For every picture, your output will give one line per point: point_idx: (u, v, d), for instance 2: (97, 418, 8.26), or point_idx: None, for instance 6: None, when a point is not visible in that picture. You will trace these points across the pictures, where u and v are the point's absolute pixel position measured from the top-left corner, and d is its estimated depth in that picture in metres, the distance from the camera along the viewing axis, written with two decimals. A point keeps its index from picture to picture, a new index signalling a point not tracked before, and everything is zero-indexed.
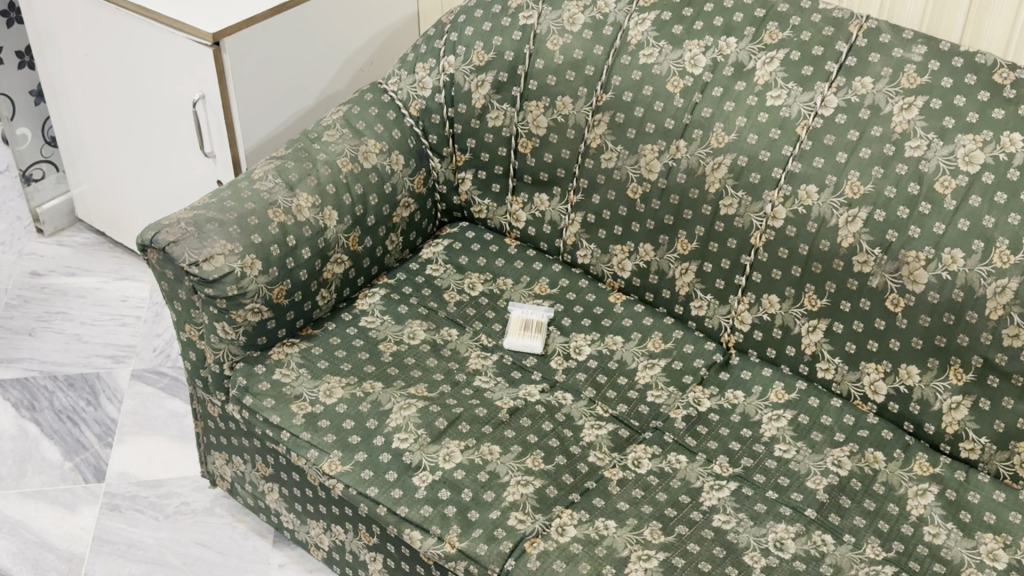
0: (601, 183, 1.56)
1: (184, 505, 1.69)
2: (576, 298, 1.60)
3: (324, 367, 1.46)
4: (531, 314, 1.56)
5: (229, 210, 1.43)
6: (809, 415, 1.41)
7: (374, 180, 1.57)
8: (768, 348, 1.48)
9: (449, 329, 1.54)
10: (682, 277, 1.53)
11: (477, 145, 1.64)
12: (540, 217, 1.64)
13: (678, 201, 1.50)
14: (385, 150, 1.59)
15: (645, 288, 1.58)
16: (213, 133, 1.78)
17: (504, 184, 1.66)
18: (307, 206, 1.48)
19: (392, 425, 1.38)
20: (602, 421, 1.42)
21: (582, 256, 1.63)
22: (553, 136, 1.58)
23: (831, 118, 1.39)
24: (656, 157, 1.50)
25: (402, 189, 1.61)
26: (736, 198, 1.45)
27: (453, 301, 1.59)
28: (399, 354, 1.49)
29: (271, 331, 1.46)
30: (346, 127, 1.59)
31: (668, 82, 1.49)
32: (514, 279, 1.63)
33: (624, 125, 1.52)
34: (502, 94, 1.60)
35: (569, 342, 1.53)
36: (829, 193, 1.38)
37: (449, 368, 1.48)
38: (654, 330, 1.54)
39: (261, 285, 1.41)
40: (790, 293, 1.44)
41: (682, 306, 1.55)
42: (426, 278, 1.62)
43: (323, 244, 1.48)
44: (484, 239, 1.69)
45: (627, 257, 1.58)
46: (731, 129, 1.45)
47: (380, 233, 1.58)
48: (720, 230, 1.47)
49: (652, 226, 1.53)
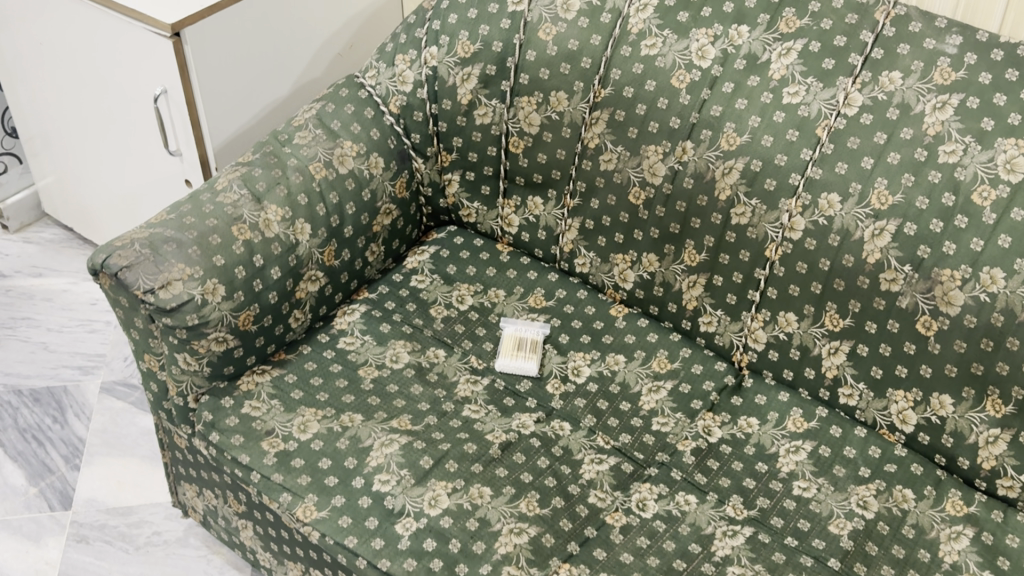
0: (600, 187, 1.42)
1: (156, 535, 1.57)
2: (574, 311, 1.47)
3: (298, 398, 1.33)
4: (525, 332, 1.43)
5: (188, 228, 1.29)
6: (830, 446, 1.28)
7: (351, 187, 1.42)
8: (785, 369, 1.35)
9: (435, 350, 1.41)
10: (690, 291, 1.39)
11: (464, 144, 1.49)
12: (534, 222, 1.50)
13: (685, 208, 1.36)
14: (363, 152, 1.45)
15: (649, 300, 1.44)
16: (177, 130, 1.63)
17: (494, 186, 1.51)
18: (277, 220, 1.34)
19: (373, 465, 1.26)
20: (603, 455, 1.30)
21: (580, 265, 1.49)
22: (547, 135, 1.44)
23: (856, 118, 1.25)
24: (660, 159, 1.36)
25: (383, 195, 1.46)
26: (749, 206, 1.31)
27: (441, 317, 1.46)
28: (380, 381, 1.36)
29: (239, 359, 1.33)
30: (320, 126, 1.44)
31: (673, 76, 1.34)
32: (506, 291, 1.49)
33: (625, 124, 1.38)
34: (490, 89, 1.45)
35: (567, 362, 1.41)
36: (854, 202, 1.24)
37: (435, 396, 1.35)
38: (659, 348, 1.41)
39: (226, 312, 1.27)
40: (809, 312, 1.30)
41: (690, 322, 1.41)
42: (411, 291, 1.49)
43: (294, 261, 1.35)
44: (474, 245, 1.55)
45: (629, 267, 1.44)
46: (744, 130, 1.30)
47: (359, 245, 1.44)
48: (732, 240, 1.34)
49: (656, 234, 1.40)
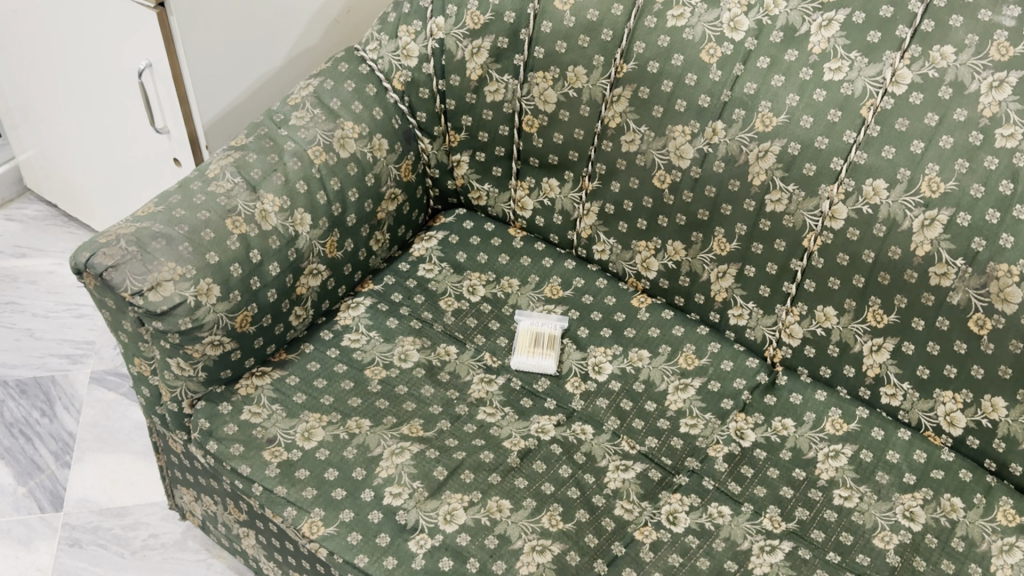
0: (622, 170, 1.32)
1: (153, 538, 1.49)
2: (594, 302, 1.38)
3: (301, 402, 1.24)
4: (542, 326, 1.34)
5: (178, 222, 1.19)
6: (872, 450, 1.20)
7: (354, 171, 1.32)
8: (822, 366, 1.26)
9: (446, 346, 1.32)
10: (719, 282, 1.30)
11: (474, 123, 1.39)
12: (550, 206, 1.41)
13: (714, 193, 1.26)
14: (365, 133, 1.34)
15: (674, 291, 1.35)
16: (164, 106, 1.52)
17: (507, 167, 1.41)
18: (274, 211, 1.24)
19: (383, 476, 1.17)
20: (628, 461, 1.21)
21: (599, 252, 1.40)
22: (564, 113, 1.33)
23: (904, 97, 1.14)
24: (688, 140, 1.26)
25: (387, 179, 1.36)
26: (786, 192, 1.21)
27: (451, 310, 1.36)
28: (388, 382, 1.27)
29: (237, 362, 1.23)
30: (318, 105, 1.33)
31: (702, 50, 1.23)
32: (520, 280, 1.40)
33: (650, 102, 1.28)
34: (502, 64, 1.34)
35: (587, 359, 1.32)
36: (901, 189, 1.15)
37: (448, 399, 1.26)
38: (685, 342, 1.32)
39: (221, 314, 1.18)
40: (850, 306, 1.21)
41: (718, 314, 1.32)
42: (419, 282, 1.39)
43: (294, 255, 1.25)
44: (485, 230, 1.45)
45: (653, 255, 1.35)
46: (781, 109, 1.20)
47: (362, 234, 1.34)
48: (766, 229, 1.24)
49: (683, 221, 1.30)
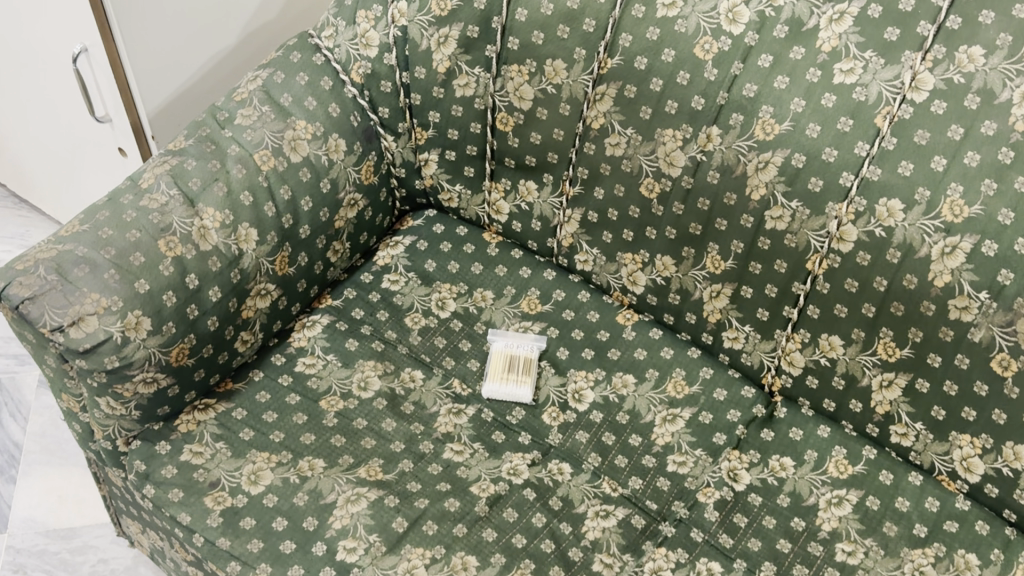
0: (606, 175, 1.19)
1: (102, 563, 1.39)
2: (575, 319, 1.25)
3: (248, 440, 1.12)
4: (517, 348, 1.21)
5: (104, 244, 1.06)
6: (879, 497, 1.08)
7: (307, 177, 1.18)
8: (825, 399, 1.14)
9: (411, 371, 1.20)
10: (713, 302, 1.17)
11: (442, 119, 1.24)
12: (527, 210, 1.27)
13: (708, 206, 1.13)
14: (320, 134, 1.20)
15: (663, 308, 1.22)
16: (103, 93, 1.37)
17: (479, 168, 1.27)
18: (215, 227, 1.11)
19: (336, 527, 1.05)
20: (609, 506, 1.10)
21: (581, 262, 1.27)
22: (542, 111, 1.19)
23: (925, 105, 0.99)
24: (679, 147, 1.12)
25: (346, 184, 1.22)
26: (789, 209, 1.08)
27: (418, 328, 1.24)
28: (346, 415, 1.15)
29: (176, 398, 1.11)
30: (266, 102, 1.19)
31: (696, 44, 1.08)
32: (494, 293, 1.27)
33: (637, 102, 1.13)
34: (472, 55, 1.19)
35: (567, 386, 1.20)
36: (919, 211, 1.01)
37: (412, 434, 1.14)
38: (675, 366, 1.20)
39: (153, 349, 1.05)
40: (858, 337, 1.08)
41: (711, 336, 1.20)
42: (383, 295, 1.26)
43: (237, 277, 1.12)
44: (457, 235, 1.32)
45: (640, 268, 1.21)
46: (784, 115, 1.06)
47: (318, 246, 1.21)
48: (766, 247, 1.11)
49: (673, 234, 1.17)
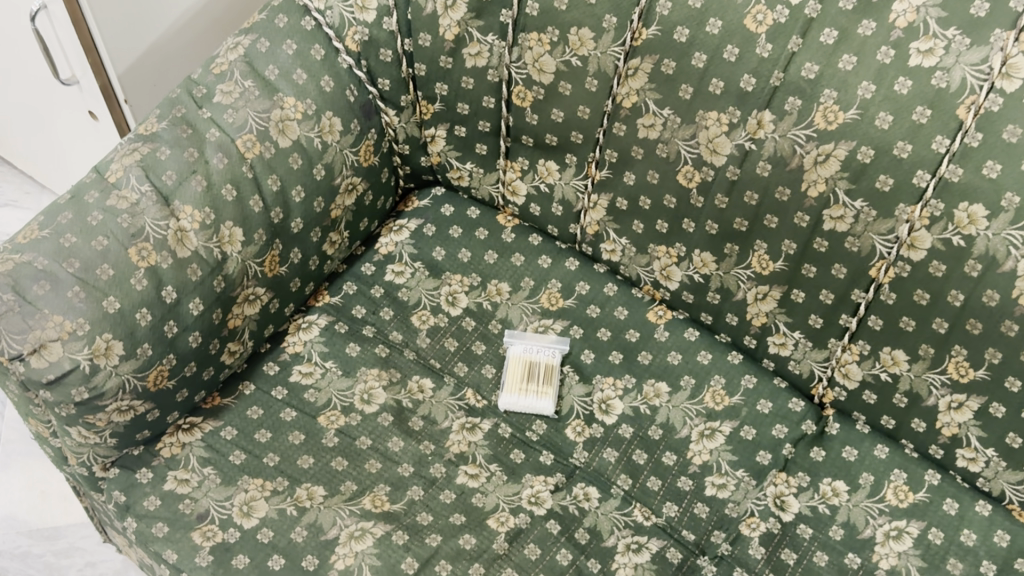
0: (638, 159, 1.04)
1: (90, 566, 1.29)
2: (601, 316, 1.12)
3: (239, 464, 1.01)
4: (537, 353, 1.09)
5: (67, 256, 0.92)
6: (942, 530, 0.97)
7: (298, 164, 1.04)
8: (883, 416, 1.02)
9: (419, 380, 1.08)
10: (758, 304, 1.04)
11: (451, 92, 1.09)
12: (547, 192, 1.13)
13: (757, 201, 0.99)
14: (311, 112, 1.05)
15: (701, 307, 1.09)
16: (67, 53, 1.21)
17: (493, 145, 1.12)
18: (194, 229, 0.97)
19: (339, 569, 0.94)
20: (642, 538, 0.99)
21: (608, 251, 1.13)
22: (565, 85, 1.04)
23: (1018, 95, 0.83)
24: (724, 132, 0.98)
25: (343, 168, 1.08)
26: (852, 209, 0.94)
27: (426, 328, 1.11)
28: (348, 434, 1.04)
29: (157, 421, 0.99)
30: (249, 75, 1.03)
31: (747, 15, 0.93)
32: (511, 285, 1.14)
33: (676, 79, 0.98)
34: (485, 20, 1.03)
35: (593, 395, 1.08)
36: (1006, 220, 0.86)
37: (421, 455, 1.03)
38: (713, 373, 1.08)
39: (126, 375, 0.93)
40: (926, 353, 0.96)
41: (755, 340, 1.07)
42: (387, 290, 1.13)
43: (222, 285, 0.99)
44: (468, 218, 1.18)
45: (675, 263, 1.08)
46: (850, 102, 0.91)
47: (313, 240, 1.08)
48: (823, 250, 0.97)
49: (715, 230, 1.03)
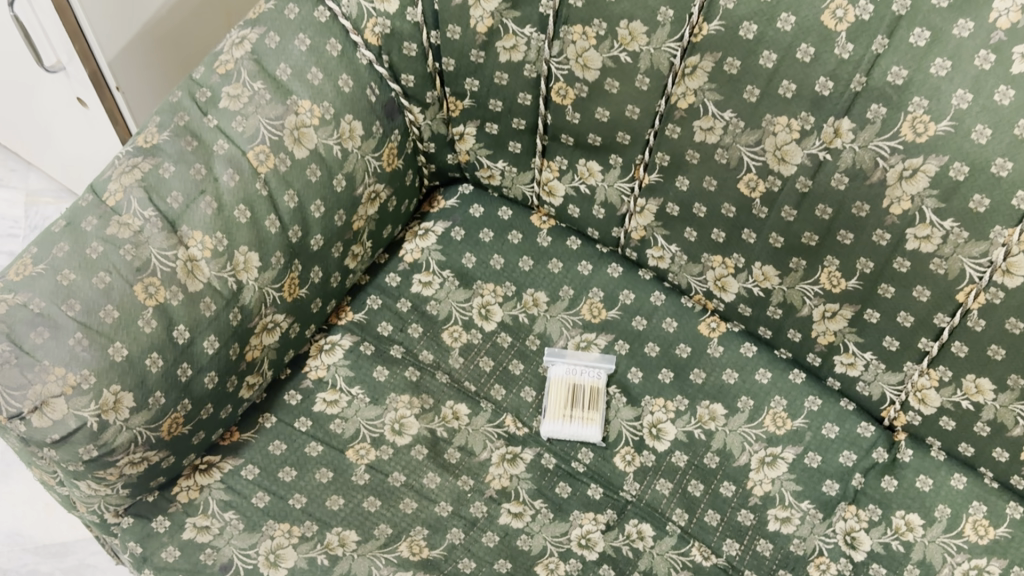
0: (693, 164, 0.94)
1: None
2: (648, 329, 1.03)
3: (262, 507, 0.93)
4: (582, 375, 1.00)
5: (66, 296, 0.82)
6: None
7: (316, 176, 0.93)
8: (961, 443, 0.94)
9: (454, 406, 0.99)
10: (826, 322, 0.95)
11: (482, 88, 0.99)
12: (588, 194, 1.03)
13: (830, 215, 0.89)
14: (329, 117, 0.94)
15: (759, 321, 1.00)
16: (50, 38, 1.09)
17: (528, 143, 1.02)
18: (205, 257, 0.87)
19: None
20: None
21: (655, 258, 1.04)
22: (611, 83, 0.93)
23: None
24: (794, 139, 0.87)
25: (365, 176, 0.98)
26: (940, 229, 0.84)
27: (459, 346, 1.02)
28: (379, 470, 0.95)
29: (172, 466, 0.91)
30: (258, 76, 0.92)
31: (825, 10, 0.81)
32: (549, 295, 1.05)
33: (740, 79, 0.87)
34: (522, 11, 0.92)
35: (642, 419, 1.00)
36: None
37: (460, 491, 0.95)
38: (773, 394, 1.00)
39: (138, 428, 0.84)
40: (1015, 384, 0.87)
41: (820, 357, 0.98)
42: (414, 303, 1.04)
43: (238, 317, 0.89)
44: (500, 219, 1.08)
45: (731, 274, 0.99)
46: (942, 112, 0.80)
47: (334, 256, 0.98)
48: (903, 271, 0.88)
49: (779, 243, 0.94)
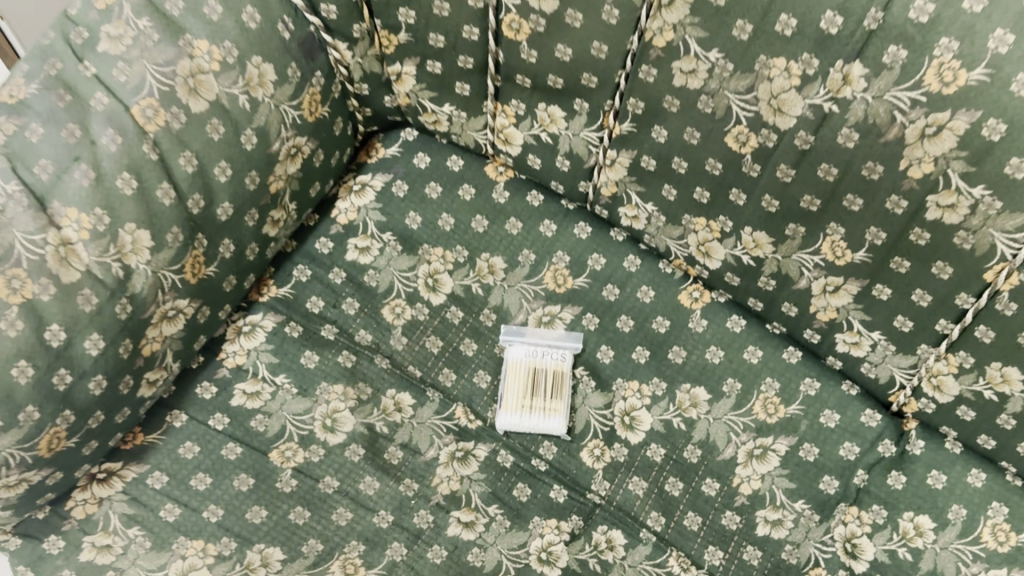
0: (673, 114, 0.78)
1: None
2: (620, 300, 0.90)
3: (172, 522, 0.79)
4: (544, 357, 0.87)
5: None
6: None
7: (220, 133, 0.77)
8: (983, 435, 0.80)
9: (396, 395, 0.86)
10: (826, 297, 0.81)
11: (419, 20, 0.82)
12: (550, 143, 0.87)
13: (835, 177, 0.74)
14: (233, 60, 0.76)
15: (748, 292, 0.87)
16: None
17: (478, 84, 0.86)
18: (83, 240, 0.71)
19: None
20: None
21: (628, 217, 0.90)
22: (574, 15, 0.75)
23: None
24: (795, 86, 0.70)
25: (282, 130, 0.82)
26: (969, 197, 0.67)
27: (402, 324, 0.89)
28: (308, 474, 0.82)
29: (62, 479, 0.77)
30: (143, 12, 0.73)
31: None
32: (507, 261, 0.91)
33: (728, 13, 0.69)
34: None
35: (613, 407, 0.87)
36: None
37: (402, 497, 0.82)
38: (763, 376, 0.87)
39: (8, 450, 0.70)
40: None
41: (819, 335, 0.85)
42: (348, 273, 0.90)
43: (128, 308, 0.74)
44: (448, 171, 0.94)
45: (717, 239, 0.85)
46: (976, 57, 0.62)
47: (249, 226, 0.83)
48: (923, 244, 0.73)
49: (774, 207, 0.79)
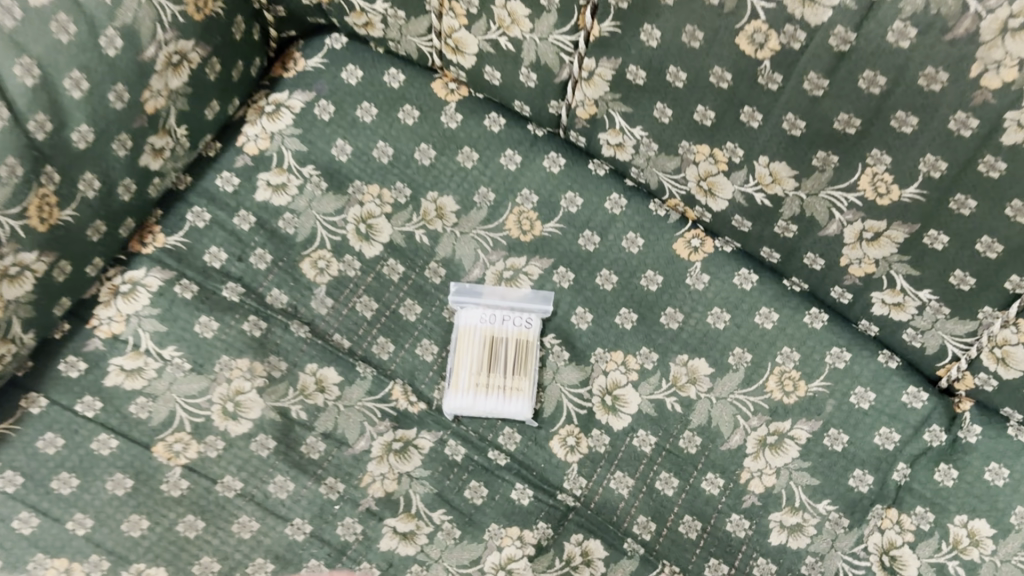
0: (666, 7, 0.59)
1: None
2: (601, 251, 0.72)
3: (27, 537, 0.62)
4: (504, 324, 0.70)
5: None
6: None
7: (67, 33, 0.58)
8: None
9: (317, 371, 0.68)
10: (863, 247, 0.63)
11: None
12: (511, 51, 0.68)
13: (883, 89, 0.55)
14: None
15: (762, 240, 0.69)
16: None
17: None
18: None
19: None
20: None
21: (610, 145, 0.71)
22: None
23: None
24: None
25: (158, 31, 0.63)
26: None
27: (327, 282, 0.71)
28: (204, 474, 0.65)
29: None
30: None
31: None
32: (460, 202, 0.73)
33: None
34: None
35: (591, 385, 0.70)
36: None
37: (323, 502, 0.65)
38: (779, 344, 0.69)
39: None
40: None
41: (850, 294, 0.67)
42: (258, 218, 0.72)
43: None
44: (384, 88, 0.75)
45: (722, 173, 0.66)
46: None
47: (119, 155, 0.64)
48: (997, 178, 0.54)
49: (799, 130, 0.60)
